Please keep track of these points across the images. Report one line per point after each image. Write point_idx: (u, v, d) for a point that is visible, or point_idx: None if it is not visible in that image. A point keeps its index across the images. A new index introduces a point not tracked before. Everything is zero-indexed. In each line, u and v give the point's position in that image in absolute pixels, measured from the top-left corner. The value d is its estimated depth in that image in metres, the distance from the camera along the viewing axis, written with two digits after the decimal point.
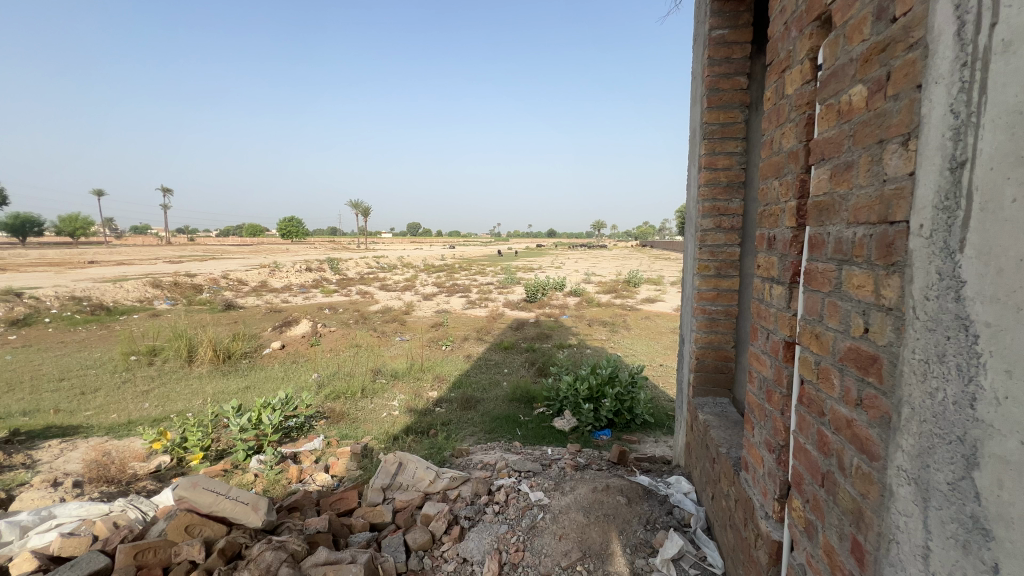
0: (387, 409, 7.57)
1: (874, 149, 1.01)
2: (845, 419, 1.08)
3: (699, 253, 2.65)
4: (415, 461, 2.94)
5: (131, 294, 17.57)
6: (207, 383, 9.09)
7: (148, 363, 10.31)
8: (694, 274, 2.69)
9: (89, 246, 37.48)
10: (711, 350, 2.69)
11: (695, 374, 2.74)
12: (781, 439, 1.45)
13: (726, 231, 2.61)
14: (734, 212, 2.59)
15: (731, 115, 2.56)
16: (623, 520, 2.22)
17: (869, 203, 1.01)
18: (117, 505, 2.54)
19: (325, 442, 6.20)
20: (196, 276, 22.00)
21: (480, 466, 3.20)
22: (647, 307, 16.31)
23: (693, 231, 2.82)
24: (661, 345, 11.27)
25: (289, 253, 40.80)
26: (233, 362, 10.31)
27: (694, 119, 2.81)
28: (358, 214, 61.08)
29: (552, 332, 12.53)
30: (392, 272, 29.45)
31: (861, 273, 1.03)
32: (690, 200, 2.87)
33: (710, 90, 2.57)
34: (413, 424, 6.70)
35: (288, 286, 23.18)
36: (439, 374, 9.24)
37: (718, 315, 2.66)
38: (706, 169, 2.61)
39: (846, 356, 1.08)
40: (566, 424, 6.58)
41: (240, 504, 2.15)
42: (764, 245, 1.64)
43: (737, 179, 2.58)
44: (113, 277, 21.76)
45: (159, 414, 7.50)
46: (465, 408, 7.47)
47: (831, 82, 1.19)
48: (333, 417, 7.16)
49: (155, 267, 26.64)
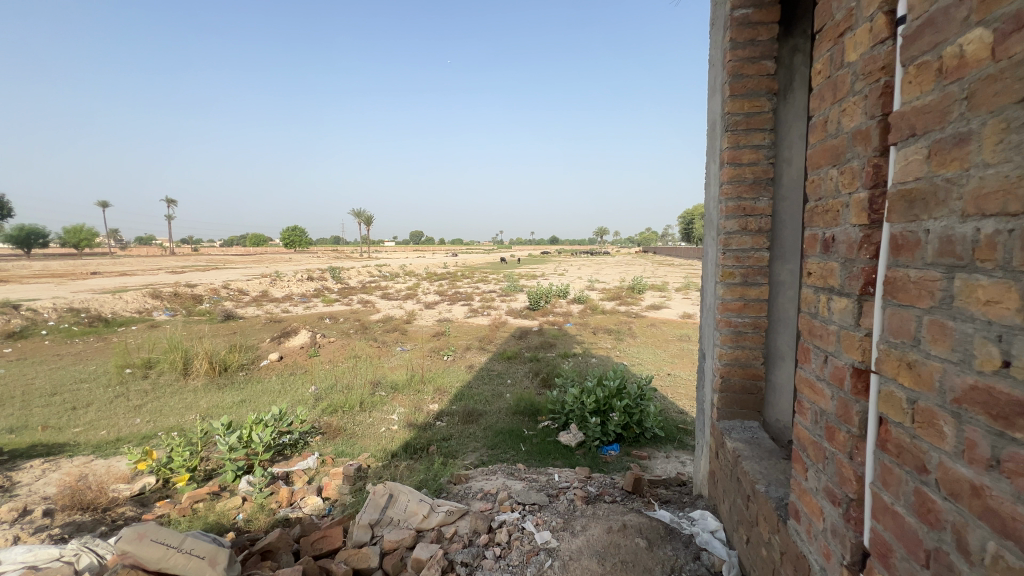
0: (386, 424, 7.30)
1: (1010, 113, 0.73)
2: (969, 484, 0.79)
3: (723, 258, 2.37)
4: (406, 492, 2.65)
5: (130, 305, 17.39)
6: (202, 397, 8.84)
7: (142, 376, 10.06)
8: (717, 282, 2.41)
9: (90, 257, 37.44)
10: (738, 369, 2.39)
11: (720, 395, 2.44)
12: (851, 490, 1.16)
13: (754, 234, 2.33)
14: (762, 212, 2.31)
15: (756, 104, 2.28)
16: (644, 568, 1.92)
17: (1005, 186, 0.74)
18: (70, 548, 2.25)
19: (319, 460, 5.93)
20: (197, 286, 21.89)
21: (479, 496, 2.91)
22: (651, 314, 16.04)
23: (714, 235, 2.53)
24: (667, 354, 10.98)
25: (291, 263, 40.80)
26: (229, 375, 10.06)
27: (714, 109, 2.53)
28: (360, 223, 61.26)
29: (557, 340, 12.27)
30: (394, 281, 29.17)
31: (992, 284, 0.75)
32: (710, 200, 2.60)
33: (733, 77, 2.29)
34: (412, 441, 6.41)
35: (289, 295, 22.98)
36: (441, 386, 8.96)
37: (744, 327, 2.37)
38: (730, 164, 2.32)
39: (967, 397, 0.80)
40: (572, 439, 6.26)
41: (194, 558, 1.85)
42: (817, 247, 1.34)
43: (765, 175, 2.29)
44: (113, 288, 21.61)
45: (150, 430, 7.24)
46: (467, 422, 7.19)
47: (925, 33, 0.91)
48: (329, 433, 6.88)
49: (157, 279, 26.53)
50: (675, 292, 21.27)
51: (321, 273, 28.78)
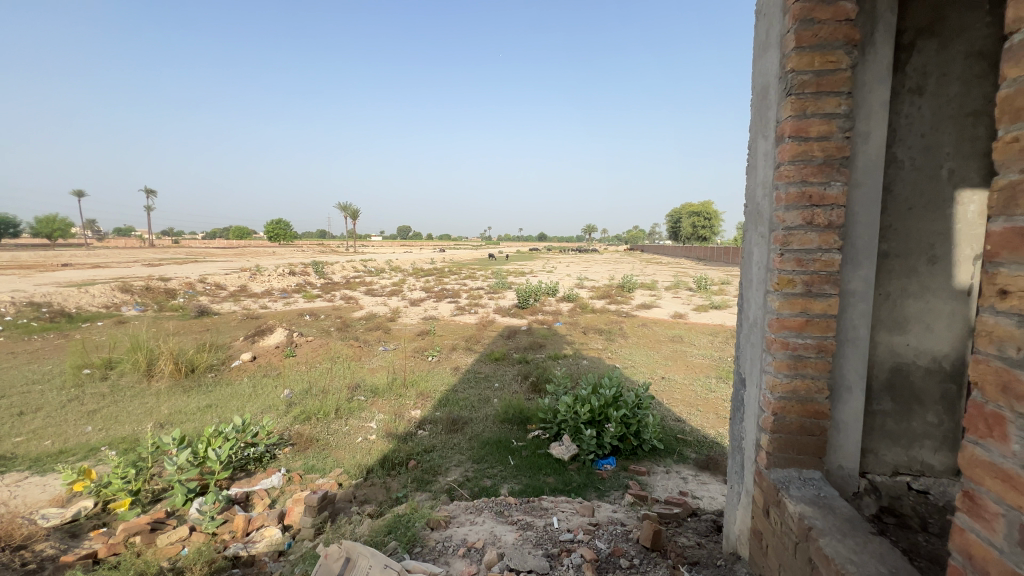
0: (364, 433, 6.68)
1: None
2: None
3: (780, 261, 1.82)
4: (367, 555, 2.08)
5: (97, 299, 16.41)
6: (164, 401, 8.10)
7: (101, 377, 9.27)
8: (771, 291, 1.86)
9: (63, 249, 35.80)
10: (797, 404, 1.86)
11: (771, 437, 1.90)
12: None
13: (821, 230, 1.79)
14: (832, 202, 1.78)
15: (831, 59, 1.73)
16: None
17: None
18: None
19: (285, 477, 5.33)
20: (172, 280, 20.90)
21: (461, 551, 2.38)
22: (642, 314, 15.62)
23: (763, 231, 1.98)
24: (661, 356, 10.50)
25: (273, 257, 39.71)
26: (196, 377, 9.33)
27: (766, 69, 1.97)
28: (347, 217, 60.40)
29: (546, 340, 11.74)
30: (379, 277, 28.21)
31: None
32: (757, 188, 2.04)
33: (800, 23, 1.72)
34: (390, 455, 5.81)
35: (268, 289, 22.08)
36: (424, 390, 8.34)
37: (806, 351, 1.83)
38: (792, 139, 1.78)
39: None
40: (564, 452, 5.71)
41: None
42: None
43: (837, 154, 1.76)
44: (81, 281, 20.48)
45: (100, 440, 6.51)
46: (450, 432, 6.60)
47: None
48: (300, 444, 6.24)
49: (130, 271, 25.46)
50: (665, 291, 20.95)
51: (303, 267, 27.84)
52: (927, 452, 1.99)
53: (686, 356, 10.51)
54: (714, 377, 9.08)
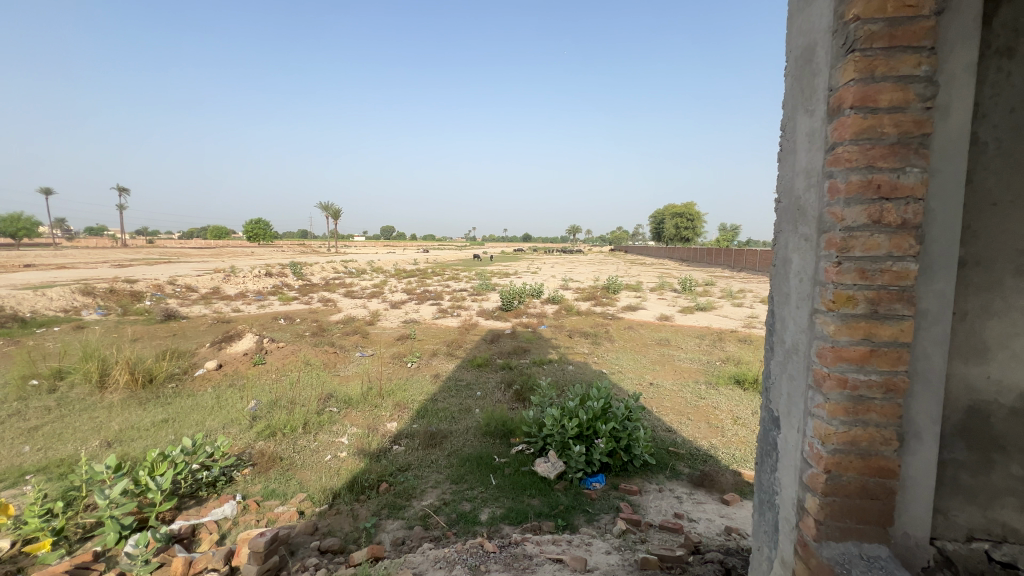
0: (334, 450, 6.10)
1: None
2: None
3: (836, 271, 1.38)
4: None
5: (55, 303, 15.36)
6: (115, 416, 7.39)
7: (49, 390, 8.47)
8: (825, 311, 1.42)
9: (27, 249, 34.05)
10: (857, 458, 1.42)
11: (821, 501, 1.45)
12: None
13: (891, 231, 1.36)
14: (904, 196, 1.36)
15: (909, 2, 1.32)
16: None
17: None
18: None
19: (240, 505, 4.72)
20: (138, 282, 19.79)
21: None
22: (628, 316, 15.25)
23: (810, 231, 1.53)
24: (649, 361, 10.09)
25: (250, 258, 38.54)
26: (155, 388, 8.59)
27: (814, 23, 1.54)
28: (328, 217, 59.30)
29: (531, 345, 11.26)
30: (359, 278, 27.36)
31: None
32: (801, 176, 1.59)
33: None
34: (359, 477, 5.24)
35: (242, 291, 21.12)
36: (401, 400, 7.79)
37: (869, 390, 1.40)
38: (856, 111, 1.35)
39: None
40: (550, 470, 5.23)
41: None
42: None
43: (912, 132, 1.34)
44: (39, 283, 19.26)
45: (35, 463, 5.81)
46: (428, 447, 6.07)
47: None
48: (261, 465, 5.64)
49: (95, 272, 24.17)
50: (650, 293, 20.63)
51: (280, 269, 26.86)
52: (1009, 513, 1.58)
53: (674, 360, 10.12)
54: (703, 382, 8.70)
